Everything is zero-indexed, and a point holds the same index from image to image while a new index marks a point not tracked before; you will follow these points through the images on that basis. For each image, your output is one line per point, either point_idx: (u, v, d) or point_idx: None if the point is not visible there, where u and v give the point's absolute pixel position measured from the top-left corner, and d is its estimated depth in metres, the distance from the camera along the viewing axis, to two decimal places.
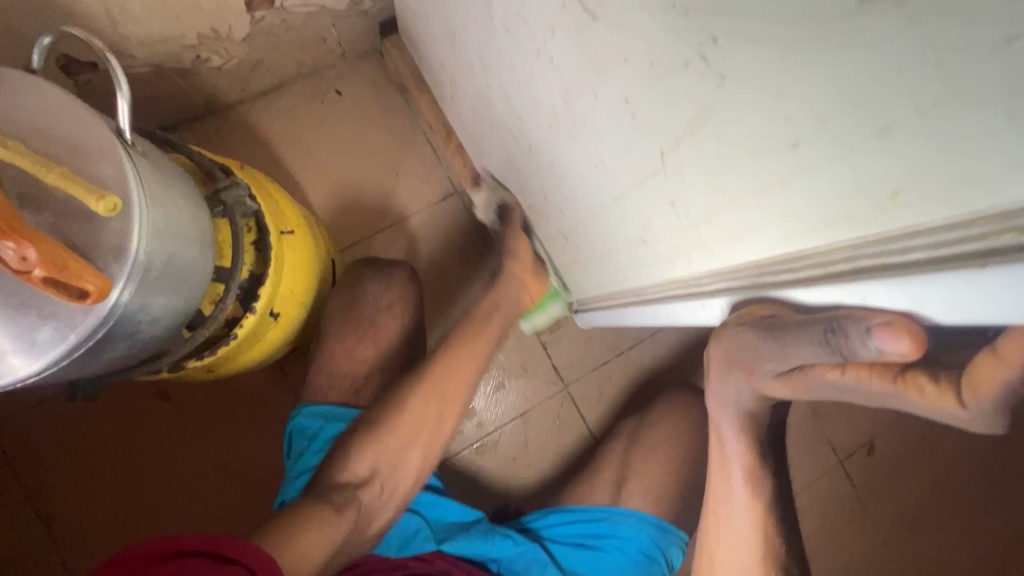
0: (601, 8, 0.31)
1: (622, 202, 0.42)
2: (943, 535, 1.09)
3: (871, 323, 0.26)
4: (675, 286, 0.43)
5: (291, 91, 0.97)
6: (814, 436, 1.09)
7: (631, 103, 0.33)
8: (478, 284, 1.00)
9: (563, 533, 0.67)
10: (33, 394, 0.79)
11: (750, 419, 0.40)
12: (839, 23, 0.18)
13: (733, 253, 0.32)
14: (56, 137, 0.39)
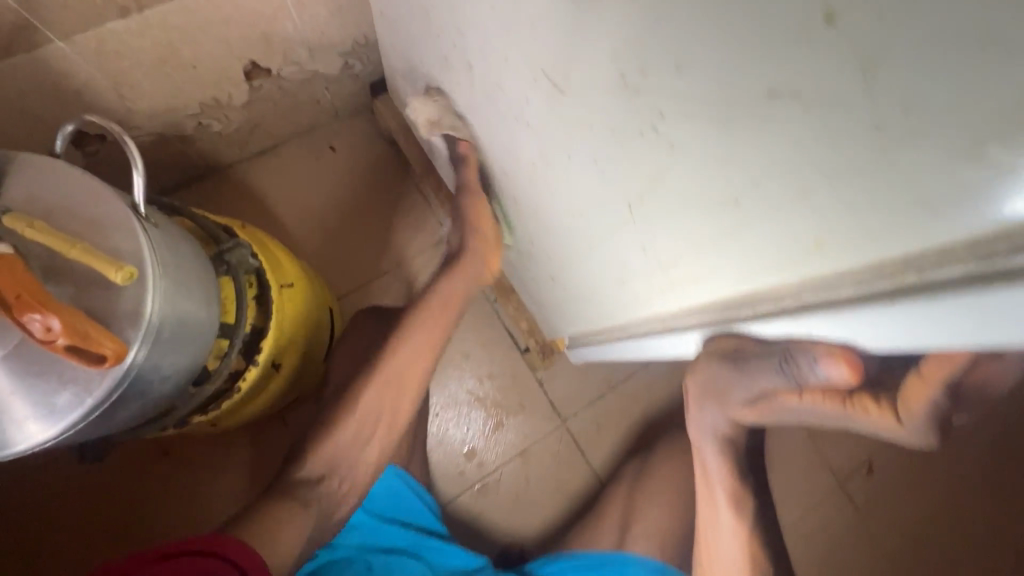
0: (567, 84, 0.35)
1: (602, 248, 0.46)
2: (951, 554, 1.08)
3: (814, 351, 0.28)
4: (654, 322, 0.46)
5: (287, 150, 1.02)
6: (811, 458, 1.10)
7: (600, 162, 0.37)
8: (473, 325, 1.02)
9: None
10: (36, 457, 0.80)
11: (728, 444, 0.42)
12: (756, 106, 0.22)
13: (700, 293, 0.35)
14: (78, 214, 0.42)
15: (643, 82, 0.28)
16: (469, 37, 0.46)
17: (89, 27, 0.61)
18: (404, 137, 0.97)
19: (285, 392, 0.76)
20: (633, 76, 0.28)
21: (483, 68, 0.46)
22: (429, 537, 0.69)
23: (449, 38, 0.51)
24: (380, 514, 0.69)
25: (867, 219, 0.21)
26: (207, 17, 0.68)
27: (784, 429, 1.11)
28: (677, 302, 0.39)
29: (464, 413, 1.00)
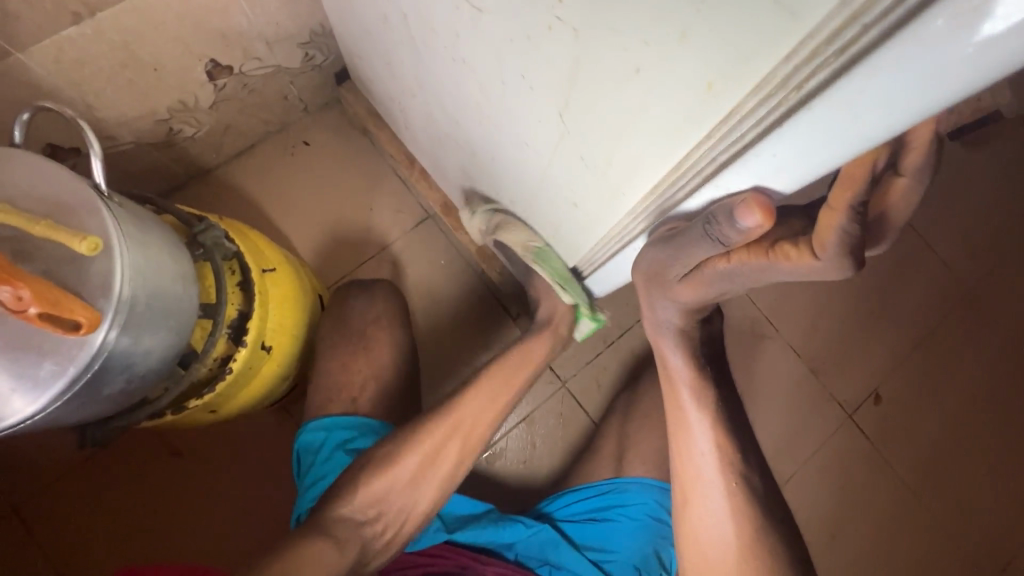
0: (482, 1, 0.36)
1: (550, 174, 0.47)
2: (969, 473, 1.08)
3: (733, 205, 0.29)
4: (612, 240, 0.47)
5: (263, 149, 1.04)
6: (817, 394, 1.10)
7: (527, 77, 0.38)
8: (463, 299, 1.03)
9: (572, 512, 0.68)
10: (52, 467, 0.83)
11: (683, 336, 0.45)
12: None
13: (637, 188, 0.36)
14: (40, 197, 0.44)
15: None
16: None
17: (44, 37, 0.63)
18: (373, 122, 0.98)
19: (280, 375, 0.77)
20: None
21: (414, 12, 0.47)
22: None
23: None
24: None
25: (736, 45, 0.22)
26: (159, 18, 0.70)
27: (787, 369, 1.11)
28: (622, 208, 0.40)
29: None
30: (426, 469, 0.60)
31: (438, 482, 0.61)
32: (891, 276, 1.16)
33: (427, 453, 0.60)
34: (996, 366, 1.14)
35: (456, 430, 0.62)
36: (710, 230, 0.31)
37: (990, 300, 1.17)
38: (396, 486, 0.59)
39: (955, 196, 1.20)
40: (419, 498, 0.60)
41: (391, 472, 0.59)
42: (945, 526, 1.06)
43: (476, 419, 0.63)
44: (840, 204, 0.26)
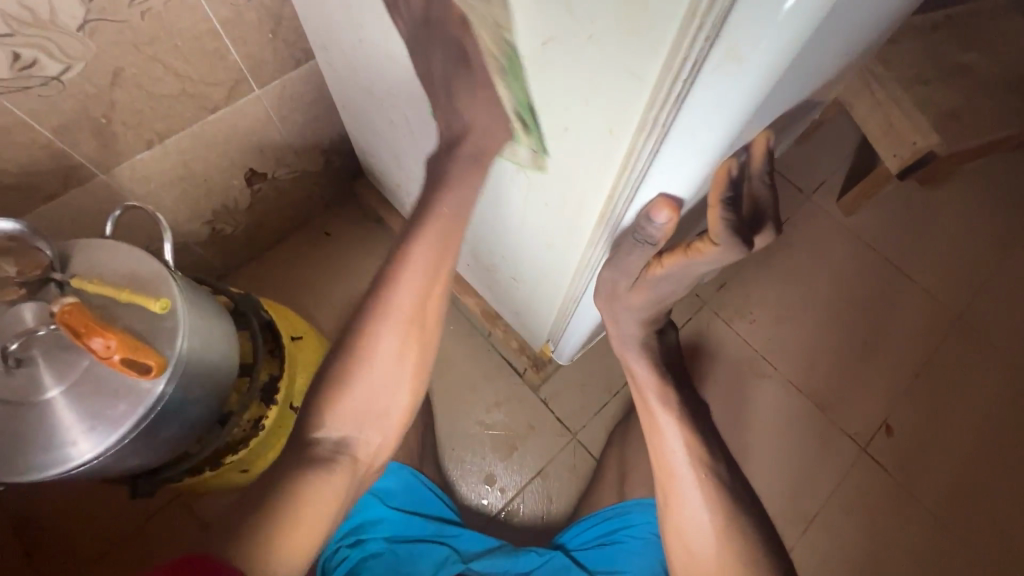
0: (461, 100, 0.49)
1: (528, 225, 0.57)
2: (994, 499, 1.08)
3: (643, 210, 0.39)
4: (583, 274, 0.55)
5: (290, 242, 1.18)
6: (827, 429, 1.12)
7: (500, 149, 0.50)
8: (472, 359, 1.11)
9: (585, 539, 0.71)
10: (111, 536, 0.92)
11: (646, 351, 0.57)
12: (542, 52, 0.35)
13: (587, 221, 0.45)
14: (123, 272, 0.55)
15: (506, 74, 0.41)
16: (397, 91, 0.62)
17: (123, 160, 0.79)
18: (385, 209, 1.13)
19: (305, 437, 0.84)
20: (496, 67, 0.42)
21: (413, 111, 0.61)
22: (444, 524, 0.71)
23: (386, 98, 0.67)
24: (402, 507, 0.71)
25: (621, 100, 0.32)
26: (212, 139, 0.87)
27: (791, 406, 1.14)
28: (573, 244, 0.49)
29: (478, 444, 1.06)
30: (388, 376, 0.64)
31: (405, 379, 0.66)
32: (877, 309, 1.23)
33: (388, 369, 0.64)
34: (997, 389, 1.18)
35: (408, 334, 0.65)
36: (638, 238, 0.42)
37: (977, 325, 1.22)
38: (362, 406, 0.63)
39: (924, 232, 1.30)
40: (389, 401, 0.65)
41: (353, 397, 0.62)
42: (979, 557, 1.03)
43: (412, 314, 0.65)
44: (715, 200, 0.36)
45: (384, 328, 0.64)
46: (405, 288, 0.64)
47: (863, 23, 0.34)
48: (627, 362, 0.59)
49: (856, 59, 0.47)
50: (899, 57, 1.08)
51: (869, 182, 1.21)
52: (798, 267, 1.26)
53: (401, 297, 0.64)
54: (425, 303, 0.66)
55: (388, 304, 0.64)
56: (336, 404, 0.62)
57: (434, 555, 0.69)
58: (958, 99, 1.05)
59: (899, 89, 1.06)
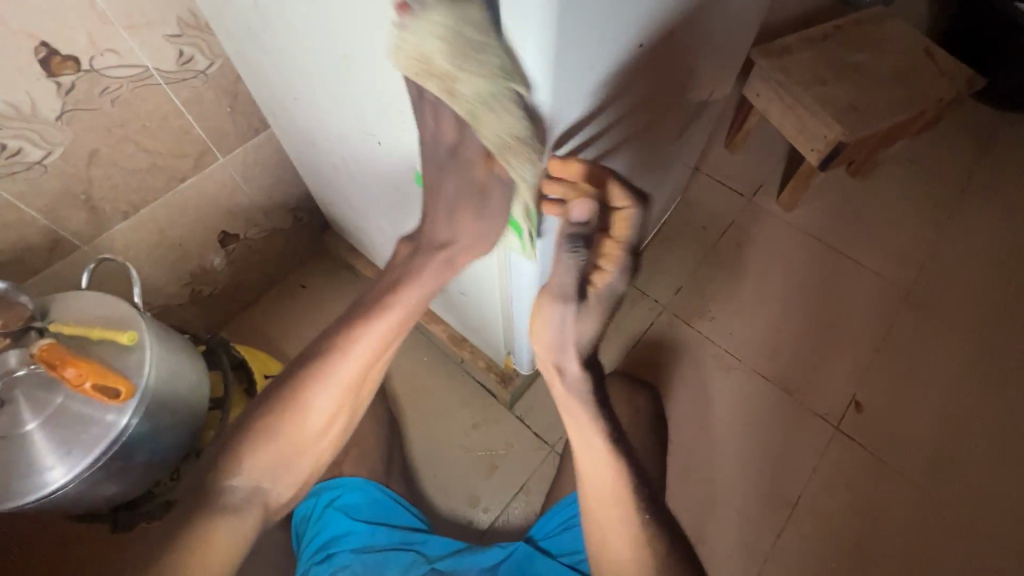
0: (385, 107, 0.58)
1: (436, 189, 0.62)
2: (966, 460, 1.11)
3: (579, 219, 0.50)
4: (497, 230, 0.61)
5: (268, 297, 1.26)
6: (797, 413, 1.16)
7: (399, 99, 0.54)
8: (447, 386, 1.15)
9: (549, 528, 0.80)
10: None
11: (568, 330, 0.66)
12: None
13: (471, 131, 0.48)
14: (94, 315, 0.62)
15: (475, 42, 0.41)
16: (337, 134, 0.72)
17: (103, 232, 0.88)
18: (353, 255, 1.21)
19: None
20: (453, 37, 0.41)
21: (355, 145, 0.71)
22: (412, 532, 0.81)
23: (328, 142, 0.76)
24: (369, 521, 0.81)
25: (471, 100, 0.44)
26: (185, 207, 0.96)
27: (760, 394, 1.18)
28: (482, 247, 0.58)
29: (460, 467, 1.09)
30: (311, 432, 0.66)
31: (330, 432, 0.68)
32: (830, 293, 1.29)
33: (319, 422, 0.66)
34: (957, 354, 1.22)
35: (346, 391, 0.68)
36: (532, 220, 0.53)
37: (927, 297, 1.28)
38: (282, 462, 0.64)
39: (863, 217, 1.38)
40: (311, 457, 0.67)
41: (279, 447, 0.63)
42: (964, 522, 1.06)
43: (367, 361, 0.68)
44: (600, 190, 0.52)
45: (316, 379, 0.65)
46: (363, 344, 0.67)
47: (639, 29, 0.48)
48: (557, 367, 0.69)
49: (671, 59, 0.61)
50: (796, 64, 1.20)
51: (798, 178, 1.31)
52: (748, 263, 1.33)
53: (356, 350, 0.67)
54: (368, 370, 0.69)
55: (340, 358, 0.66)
56: (259, 447, 0.62)
57: (402, 559, 0.76)
58: (855, 94, 1.17)
59: (801, 90, 1.17)
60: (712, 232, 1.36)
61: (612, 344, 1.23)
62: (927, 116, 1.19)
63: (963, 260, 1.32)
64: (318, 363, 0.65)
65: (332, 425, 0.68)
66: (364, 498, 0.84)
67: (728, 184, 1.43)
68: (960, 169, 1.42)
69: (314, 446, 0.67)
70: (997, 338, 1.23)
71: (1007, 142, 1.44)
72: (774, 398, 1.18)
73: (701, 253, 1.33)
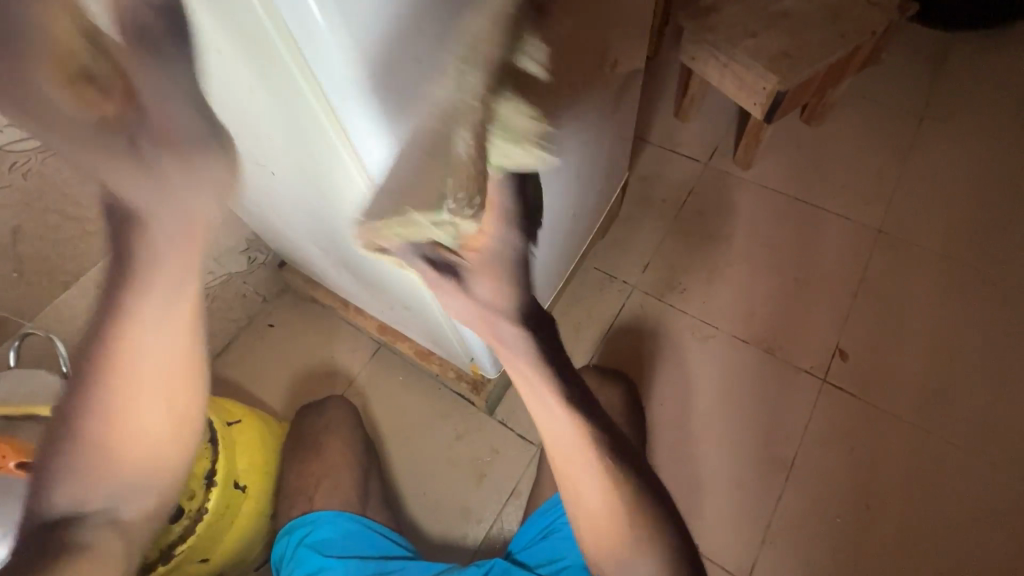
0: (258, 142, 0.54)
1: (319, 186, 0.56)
2: (956, 391, 1.10)
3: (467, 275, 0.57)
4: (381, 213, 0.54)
5: (238, 343, 1.25)
6: (781, 372, 1.13)
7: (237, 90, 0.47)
8: (425, 401, 1.14)
9: (527, 540, 0.82)
10: None
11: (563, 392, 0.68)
12: None
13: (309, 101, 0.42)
14: (21, 392, 0.66)
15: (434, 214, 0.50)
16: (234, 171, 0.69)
17: (46, 306, 0.88)
18: (313, 285, 1.20)
19: (257, 514, 0.89)
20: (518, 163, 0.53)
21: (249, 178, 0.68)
22: (390, 560, 0.80)
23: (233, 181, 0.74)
24: (341, 554, 0.80)
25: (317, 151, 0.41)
26: None
27: (741, 358, 1.15)
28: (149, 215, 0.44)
29: (448, 481, 1.07)
30: (131, 440, 0.52)
31: (162, 439, 0.55)
32: (801, 244, 1.26)
33: (159, 436, 0.55)
34: (935, 284, 1.19)
35: (178, 400, 0.55)
36: (148, 165, 0.42)
37: (900, 232, 1.25)
38: (142, 476, 0.56)
39: (823, 162, 1.35)
40: (177, 458, 0.59)
41: (125, 474, 0.53)
42: (962, 452, 1.05)
43: (170, 377, 0.53)
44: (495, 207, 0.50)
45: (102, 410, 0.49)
46: (144, 357, 0.50)
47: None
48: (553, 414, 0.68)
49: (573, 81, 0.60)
50: (723, 21, 1.17)
51: (750, 134, 1.28)
52: (715, 228, 1.30)
53: (136, 366, 0.49)
54: (168, 357, 0.51)
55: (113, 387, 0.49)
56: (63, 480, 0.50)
57: None
58: (786, 40, 1.14)
59: (731, 47, 1.15)
60: (673, 203, 1.33)
61: (587, 332, 1.20)
62: (863, 50, 1.17)
63: (931, 189, 1.29)
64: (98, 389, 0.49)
65: (151, 418, 0.53)
66: (336, 531, 0.83)
67: (683, 151, 1.40)
68: (917, 96, 1.38)
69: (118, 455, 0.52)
70: (976, 262, 1.21)
71: (960, 63, 1.41)
72: (758, 360, 1.15)
73: (666, 225, 1.30)
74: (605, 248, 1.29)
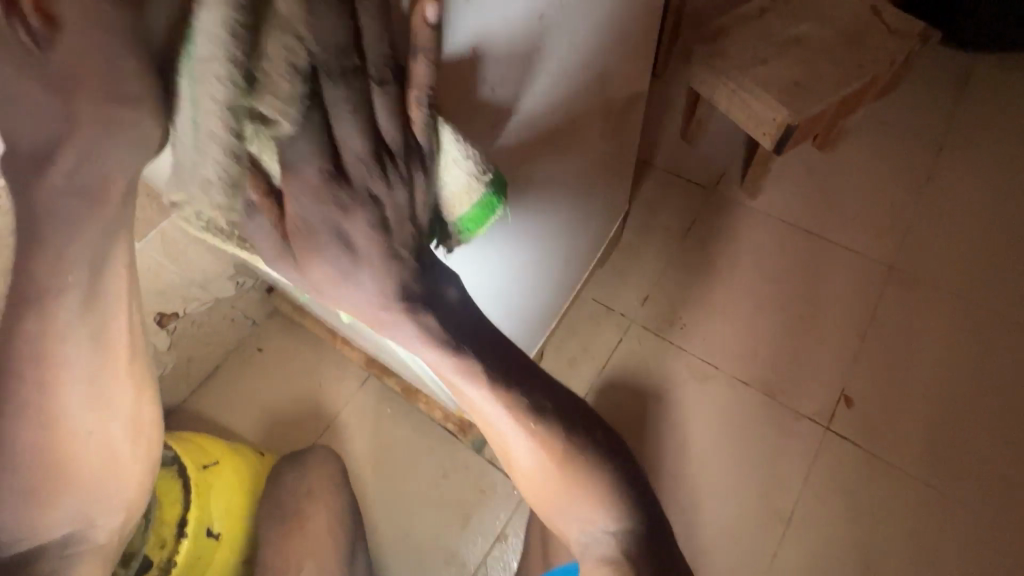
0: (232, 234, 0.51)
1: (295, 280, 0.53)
2: (966, 443, 1.05)
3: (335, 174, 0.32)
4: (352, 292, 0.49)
5: (225, 367, 1.22)
6: (783, 416, 1.09)
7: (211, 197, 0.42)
8: (413, 436, 1.11)
9: None
10: None
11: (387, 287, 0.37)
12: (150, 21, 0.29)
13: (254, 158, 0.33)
14: None
15: (296, 246, 0.35)
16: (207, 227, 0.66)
17: None
18: (301, 312, 1.17)
19: (234, 559, 0.86)
20: (406, 125, 0.33)
21: None
22: None
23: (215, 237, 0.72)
24: None
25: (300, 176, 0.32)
26: None
27: (740, 400, 1.11)
28: (61, 240, 0.30)
29: (434, 522, 1.05)
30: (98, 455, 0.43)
31: (129, 451, 0.46)
32: (808, 279, 1.21)
33: (121, 456, 0.46)
34: (948, 328, 1.14)
35: (139, 420, 0.46)
36: (83, 194, 0.28)
37: (913, 268, 1.20)
38: (96, 504, 0.46)
39: (835, 191, 1.29)
40: (140, 472, 0.49)
41: (85, 496, 0.45)
42: (970, 511, 1.00)
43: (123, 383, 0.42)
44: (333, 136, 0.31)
45: (31, 445, 0.39)
46: (81, 381, 0.38)
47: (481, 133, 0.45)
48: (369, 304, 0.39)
49: (547, 100, 0.51)
50: (733, 46, 1.11)
51: (760, 161, 1.23)
52: (719, 260, 1.25)
53: (79, 397, 0.39)
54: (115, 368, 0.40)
55: (44, 422, 0.38)
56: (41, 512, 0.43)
57: None
58: (799, 70, 1.08)
59: (741, 75, 1.09)
60: (675, 231, 1.28)
61: (583, 368, 1.15)
62: (880, 80, 1.11)
63: (946, 223, 1.23)
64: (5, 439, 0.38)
65: (110, 432, 0.43)
66: None
67: (690, 176, 1.34)
68: (935, 123, 1.32)
69: (88, 468, 0.43)
70: (990, 303, 1.15)
71: (984, 86, 1.35)
72: (758, 403, 1.10)
73: (669, 255, 1.26)
74: (605, 278, 1.24)
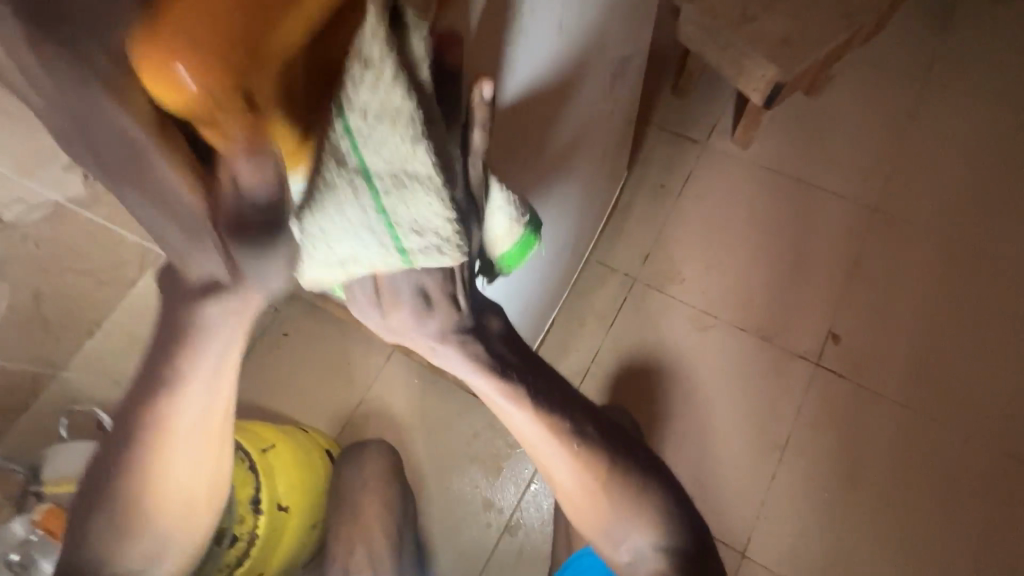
0: None
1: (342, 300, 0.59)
2: (939, 366, 1.17)
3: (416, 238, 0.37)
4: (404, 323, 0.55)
5: (255, 353, 1.29)
6: (776, 356, 1.20)
7: None
8: (442, 402, 1.21)
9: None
10: None
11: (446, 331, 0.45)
12: None
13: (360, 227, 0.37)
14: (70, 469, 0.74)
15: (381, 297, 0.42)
16: None
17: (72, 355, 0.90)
18: (323, 297, 1.23)
19: (305, 526, 0.97)
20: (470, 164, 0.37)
21: None
22: None
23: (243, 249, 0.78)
24: None
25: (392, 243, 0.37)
26: None
27: (737, 344, 1.21)
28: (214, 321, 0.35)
29: (470, 476, 1.17)
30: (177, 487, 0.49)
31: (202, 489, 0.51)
32: (797, 226, 1.28)
33: (193, 493, 0.51)
34: (925, 263, 1.23)
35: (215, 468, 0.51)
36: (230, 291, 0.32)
37: (895, 208, 1.27)
38: (161, 532, 0.51)
39: (822, 137, 1.34)
40: (202, 513, 0.54)
41: (157, 521, 0.50)
42: (942, 425, 1.14)
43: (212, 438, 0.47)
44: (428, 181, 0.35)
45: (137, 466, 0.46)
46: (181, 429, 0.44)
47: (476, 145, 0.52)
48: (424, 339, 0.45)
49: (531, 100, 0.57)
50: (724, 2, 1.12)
51: (749, 116, 1.27)
52: (714, 214, 1.31)
53: (177, 442, 0.45)
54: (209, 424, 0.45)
55: (148, 452, 0.45)
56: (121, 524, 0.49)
57: None
58: (788, 24, 1.10)
59: (733, 32, 1.10)
60: (671, 189, 1.33)
61: (593, 327, 1.24)
62: (866, 27, 1.13)
63: (925, 162, 1.29)
64: (137, 444, 0.44)
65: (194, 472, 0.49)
66: None
67: (682, 132, 1.37)
68: (916, 62, 1.36)
69: (167, 497, 0.49)
70: (963, 237, 1.24)
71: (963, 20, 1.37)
72: (754, 345, 1.21)
73: (667, 213, 1.31)
74: (607, 240, 1.30)
